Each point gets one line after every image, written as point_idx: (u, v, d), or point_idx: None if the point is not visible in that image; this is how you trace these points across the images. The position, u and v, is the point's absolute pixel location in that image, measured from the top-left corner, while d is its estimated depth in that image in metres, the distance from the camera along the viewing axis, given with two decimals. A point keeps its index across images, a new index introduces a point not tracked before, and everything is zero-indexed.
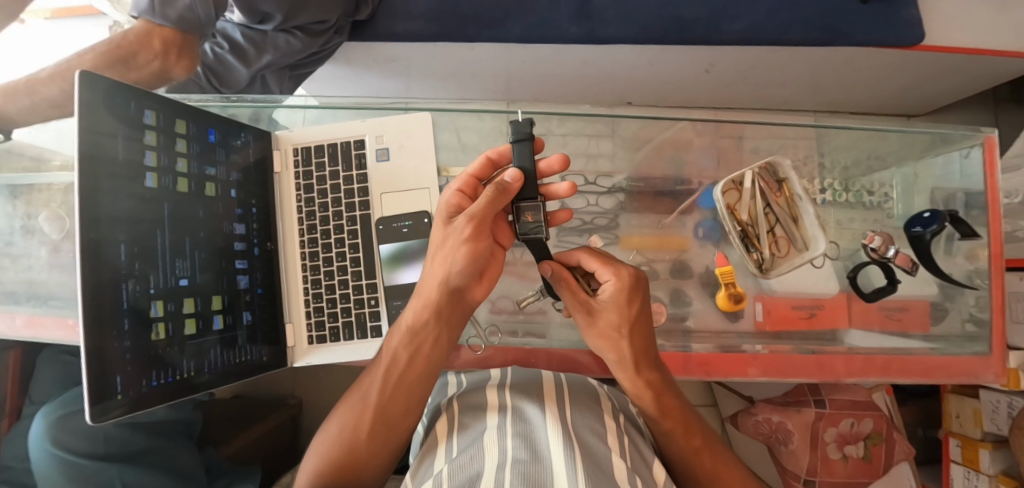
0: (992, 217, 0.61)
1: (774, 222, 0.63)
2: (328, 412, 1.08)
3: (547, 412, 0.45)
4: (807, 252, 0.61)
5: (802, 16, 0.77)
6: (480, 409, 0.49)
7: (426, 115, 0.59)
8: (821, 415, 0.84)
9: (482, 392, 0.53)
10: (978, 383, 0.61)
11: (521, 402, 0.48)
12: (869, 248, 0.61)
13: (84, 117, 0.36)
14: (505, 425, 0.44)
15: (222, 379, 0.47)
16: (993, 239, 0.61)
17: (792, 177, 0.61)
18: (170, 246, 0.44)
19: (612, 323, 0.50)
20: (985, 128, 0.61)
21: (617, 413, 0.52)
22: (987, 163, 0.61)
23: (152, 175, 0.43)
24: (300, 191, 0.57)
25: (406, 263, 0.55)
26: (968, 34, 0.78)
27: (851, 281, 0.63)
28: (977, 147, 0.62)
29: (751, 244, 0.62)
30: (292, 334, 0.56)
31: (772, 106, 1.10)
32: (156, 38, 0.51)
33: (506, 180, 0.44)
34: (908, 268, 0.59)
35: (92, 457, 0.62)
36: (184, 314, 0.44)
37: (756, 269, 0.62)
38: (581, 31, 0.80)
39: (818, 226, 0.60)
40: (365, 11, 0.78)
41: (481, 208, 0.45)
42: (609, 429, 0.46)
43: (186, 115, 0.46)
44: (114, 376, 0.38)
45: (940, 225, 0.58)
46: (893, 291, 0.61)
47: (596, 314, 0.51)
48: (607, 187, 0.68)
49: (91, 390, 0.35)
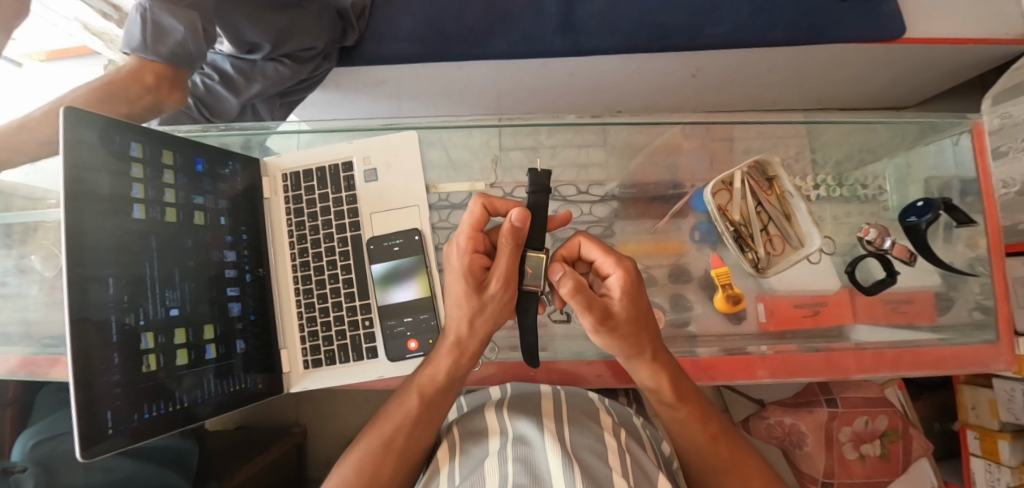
0: (986, 204, 0.61)
1: (768, 220, 0.62)
2: (331, 438, 1.10)
3: (546, 431, 0.43)
4: (803, 249, 0.60)
5: (784, 16, 0.79)
6: (480, 435, 0.49)
7: (412, 134, 0.59)
8: (833, 414, 0.83)
9: (482, 417, 0.53)
10: (990, 371, 0.60)
11: (518, 421, 0.47)
12: (866, 241, 0.59)
13: (70, 152, 0.37)
14: (505, 449, 0.43)
15: (217, 410, 0.47)
16: (988, 226, 0.61)
17: (782, 173, 0.61)
18: (159, 277, 0.43)
19: (630, 321, 0.45)
20: (972, 114, 0.62)
21: (618, 429, 0.51)
22: (978, 150, 0.62)
23: (140, 207, 0.43)
24: (290, 216, 0.57)
25: (398, 282, 0.55)
26: (942, 24, 0.81)
27: (851, 277, 0.62)
28: (967, 134, 0.62)
29: (746, 244, 0.61)
30: (288, 359, 0.55)
31: (762, 107, 1.12)
32: (147, 74, 0.48)
33: (512, 225, 0.40)
34: (907, 259, 0.58)
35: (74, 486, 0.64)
36: (175, 345, 0.44)
37: (753, 268, 0.61)
38: (566, 43, 0.83)
39: (811, 221, 0.59)
40: (352, 37, 0.81)
41: (516, 270, 0.43)
42: (609, 446, 0.45)
43: (173, 146, 0.47)
44: (103, 411, 0.37)
45: (934, 214, 0.57)
46: (893, 283, 0.59)
47: (613, 317, 0.44)
48: (600, 195, 0.67)
49: (81, 427, 0.35)
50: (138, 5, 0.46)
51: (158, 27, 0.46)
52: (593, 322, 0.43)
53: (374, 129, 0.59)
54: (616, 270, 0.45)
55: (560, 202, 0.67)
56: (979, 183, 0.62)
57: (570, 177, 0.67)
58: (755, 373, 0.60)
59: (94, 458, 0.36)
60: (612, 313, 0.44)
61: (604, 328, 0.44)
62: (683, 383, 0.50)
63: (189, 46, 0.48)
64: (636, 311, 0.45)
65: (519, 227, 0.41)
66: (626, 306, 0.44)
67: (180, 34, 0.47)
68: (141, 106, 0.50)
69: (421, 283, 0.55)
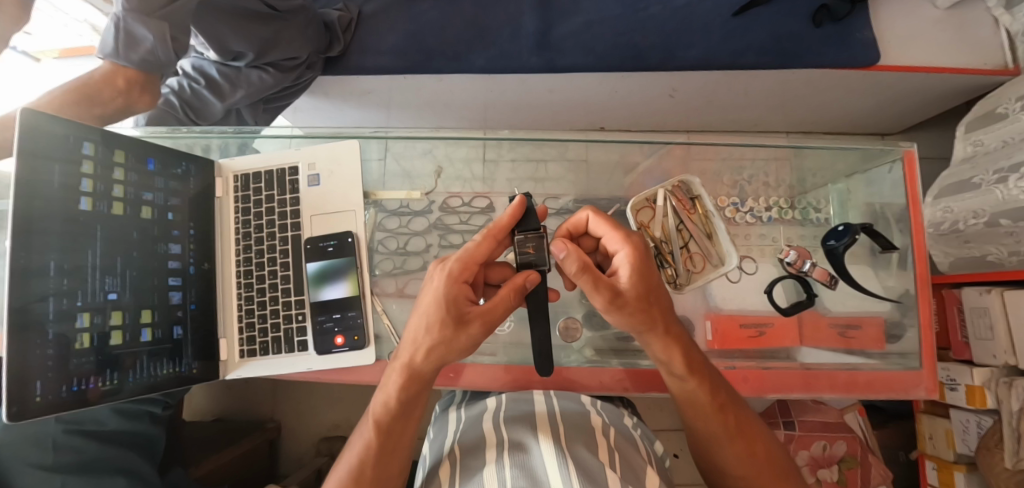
0: (916, 229, 0.62)
1: (688, 238, 0.63)
2: (304, 434, 1.13)
3: (543, 438, 0.40)
4: (722, 267, 0.62)
5: (754, 42, 0.81)
6: (480, 448, 0.43)
7: (353, 143, 0.61)
8: (790, 437, 0.84)
9: (477, 431, 0.46)
10: (911, 399, 0.60)
11: (518, 433, 0.43)
12: (787, 263, 0.63)
13: (24, 147, 0.41)
14: (500, 457, 0.39)
15: (151, 389, 0.50)
16: (916, 250, 0.62)
17: (703, 194, 0.62)
18: (101, 264, 0.47)
19: (640, 298, 0.40)
20: (903, 143, 0.63)
21: (608, 428, 0.45)
22: (908, 176, 0.62)
23: (88, 199, 0.46)
24: (238, 214, 0.61)
25: (331, 281, 0.58)
26: (907, 55, 0.83)
27: (769, 297, 0.64)
28: (899, 162, 0.63)
29: (665, 260, 0.61)
30: (226, 349, 0.58)
31: (743, 128, 1.14)
32: (119, 78, 0.52)
33: (529, 284, 0.42)
34: (829, 282, 0.61)
35: (41, 468, 0.60)
36: (111, 326, 0.47)
37: (670, 285, 0.61)
38: (541, 61, 0.86)
39: (729, 241, 0.60)
40: (337, 48, 0.85)
41: (505, 318, 0.42)
42: (600, 443, 0.41)
43: (125, 145, 0.51)
44: (33, 381, 0.40)
45: (851, 237, 0.59)
46: (811, 305, 0.63)
47: (625, 296, 0.40)
48: (555, 209, 0.69)
49: (8, 394, 0.38)
50: (114, 14, 0.49)
51: (129, 36, 0.50)
52: (603, 302, 0.39)
53: (324, 137, 0.63)
54: (624, 247, 0.41)
55: None
56: (907, 209, 0.63)
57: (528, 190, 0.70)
58: None
59: (19, 423, 0.39)
60: (620, 291, 0.40)
61: (617, 307, 0.40)
62: (695, 354, 0.46)
63: (159, 54, 0.52)
64: (647, 287, 0.41)
65: (529, 287, 0.42)
66: (635, 283, 0.40)
67: (149, 43, 0.50)
68: (114, 107, 0.54)
69: (351, 283, 0.58)
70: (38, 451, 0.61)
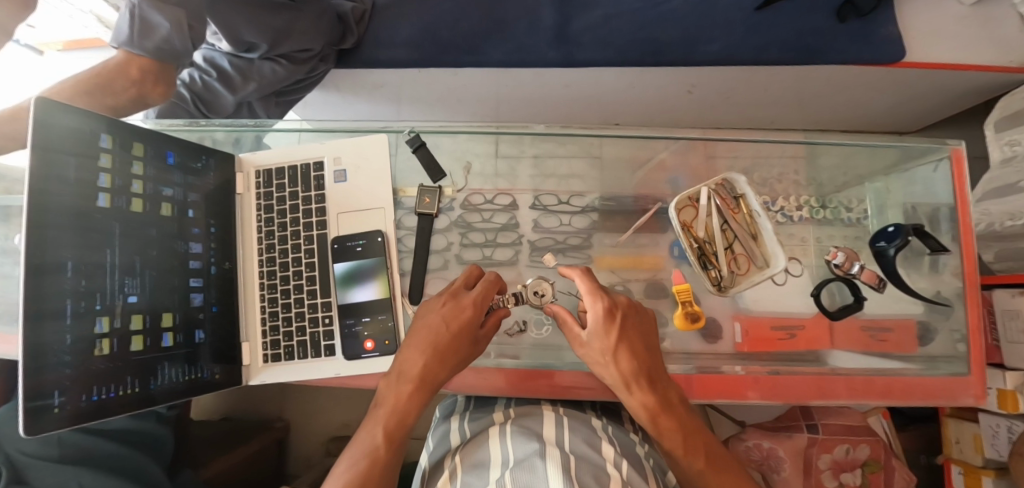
0: (962, 230, 0.60)
1: (733, 239, 0.61)
2: (313, 436, 1.11)
3: (551, 460, 0.37)
4: (768, 269, 0.59)
5: (778, 37, 0.79)
6: (483, 468, 0.41)
7: (381, 137, 0.61)
8: (813, 440, 0.82)
9: (485, 447, 0.44)
10: (955, 405, 0.58)
11: (523, 450, 0.41)
12: (834, 264, 0.60)
13: (39, 137, 0.38)
14: (503, 477, 0.37)
15: (172, 396, 0.48)
16: (962, 250, 0.60)
17: (748, 192, 0.60)
18: (120, 264, 0.44)
19: (597, 351, 0.46)
20: (951, 140, 0.62)
21: (620, 457, 0.43)
22: (955, 174, 0.61)
23: (106, 196, 0.44)
24: (260, 211, 0.59)
25: (358, 282, 0.56)
26: (934, 50, 0.81)
27: (817, 299, 0.61)
28: (945, 160, 0.62)
29: (709, 261, 0.60)
30: (249, 352, 0.56)
31: (760, 126, 1.12)
32: (132, 67, 0.50)
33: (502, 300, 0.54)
34: (875, 284, 0.58)
35: (45, 459, 0.57)
36: (131, 330, 0.45)
37: (714, 287, 0.59)
38: (559, 55, 0.84)
39: (775, 241, 0.58)
40: (350, 40, 0.82)
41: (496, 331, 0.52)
42: (613, 476, 0.39)
43: (143, 138, 0.48)
44: (52, 390, 0.37)
45: (903, 239, 0.57)
46: (859, 309, 0.60)
47: (585, 345, 0.47)
48: (580, 206, 0.67)
49: (26, 403, 0.35)
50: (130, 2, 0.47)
51: (143, 23, 0.47)
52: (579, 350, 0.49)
53: (347, 131, 0.62)
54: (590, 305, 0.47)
55: (540, 210, 0.67)
56: (954, 209, 0.61)
57: (552, 186, 0.68)
58: (744, 394, 0.58)
59: (38, 435, 0.36)
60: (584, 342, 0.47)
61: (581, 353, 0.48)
62: (682, 422, 0.45)
63: (174, 42, 0.49)
64: (605, 343, 0.46)
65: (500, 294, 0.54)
66: (595, 337, 0.46)
67: (164, 30, 0.48)
68: (125, 99, 0.52)
69: (380, 285, 0.56)
70: (42, 444, 0.58)
